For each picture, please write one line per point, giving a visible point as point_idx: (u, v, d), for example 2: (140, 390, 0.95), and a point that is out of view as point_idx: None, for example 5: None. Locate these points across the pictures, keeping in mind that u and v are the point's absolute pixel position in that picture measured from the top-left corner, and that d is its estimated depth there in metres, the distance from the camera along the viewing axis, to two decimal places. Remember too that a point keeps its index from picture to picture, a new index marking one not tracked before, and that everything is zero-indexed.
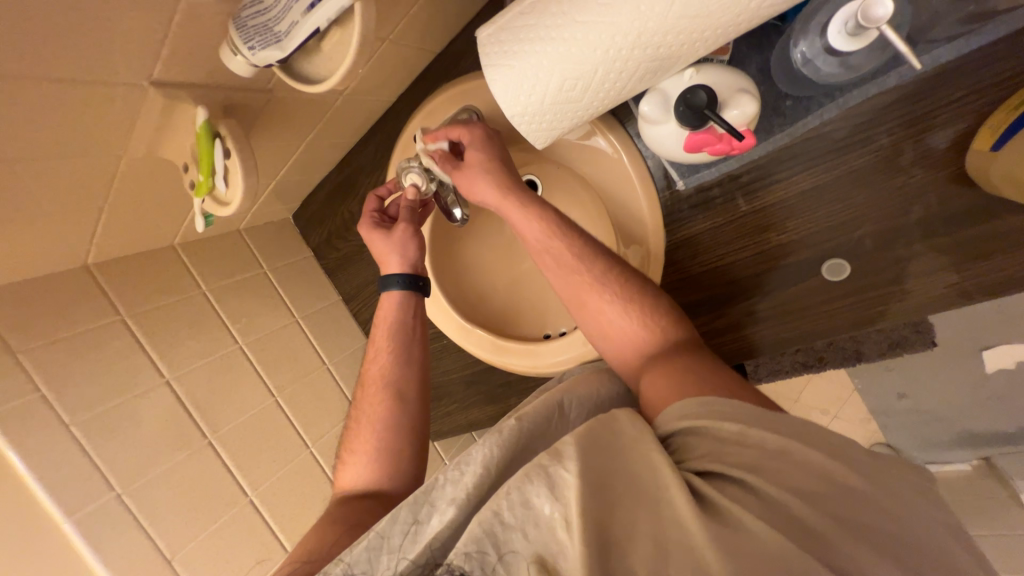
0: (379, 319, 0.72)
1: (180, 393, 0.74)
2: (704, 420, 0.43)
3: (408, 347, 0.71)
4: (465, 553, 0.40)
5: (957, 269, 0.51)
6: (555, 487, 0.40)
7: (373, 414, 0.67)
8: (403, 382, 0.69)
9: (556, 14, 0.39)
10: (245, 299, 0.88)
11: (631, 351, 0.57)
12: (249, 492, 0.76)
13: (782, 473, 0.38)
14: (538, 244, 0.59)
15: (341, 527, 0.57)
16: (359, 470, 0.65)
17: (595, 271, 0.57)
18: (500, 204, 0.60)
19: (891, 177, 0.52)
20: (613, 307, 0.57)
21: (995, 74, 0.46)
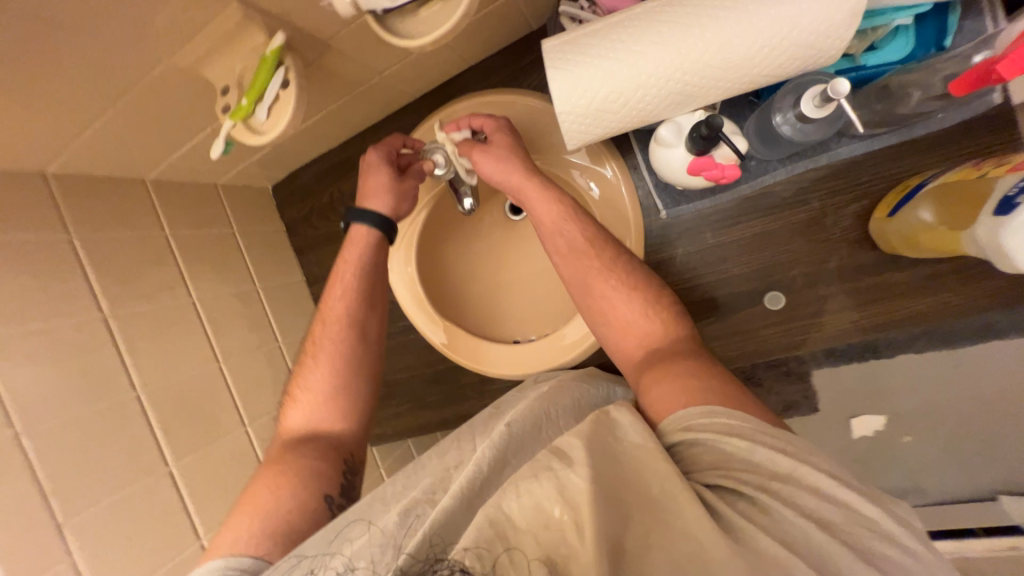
0: (346, 257, 0.71)
1: (118, 335, 0.65)
2: (710, 433, 0.50)
3: (371, 294, 0.71)
4: (474, 551, 0.44)
5: (859, 309, 0.67)
6: (567, 497, 0.46)
7: (331, 354, 0.67)
8: (368, 324, 0.70)
9: (616, 40, 0.50)
10: (209, 256, 0.82)
11: (627, 342, 0.66)
12: (172, 463, 0.66)
13: (790, 494, 0.45)
14: (553, 223, 0.66)
15: (303, 491, 0.58)
16: (311, 411, 0.65)
17: (603, 259, 0.66)
18: (522, 183, 0.66)
19: (817, 232, 0.68)
20: (614, 299, 0.66)
21: (892, 169, 0.63)
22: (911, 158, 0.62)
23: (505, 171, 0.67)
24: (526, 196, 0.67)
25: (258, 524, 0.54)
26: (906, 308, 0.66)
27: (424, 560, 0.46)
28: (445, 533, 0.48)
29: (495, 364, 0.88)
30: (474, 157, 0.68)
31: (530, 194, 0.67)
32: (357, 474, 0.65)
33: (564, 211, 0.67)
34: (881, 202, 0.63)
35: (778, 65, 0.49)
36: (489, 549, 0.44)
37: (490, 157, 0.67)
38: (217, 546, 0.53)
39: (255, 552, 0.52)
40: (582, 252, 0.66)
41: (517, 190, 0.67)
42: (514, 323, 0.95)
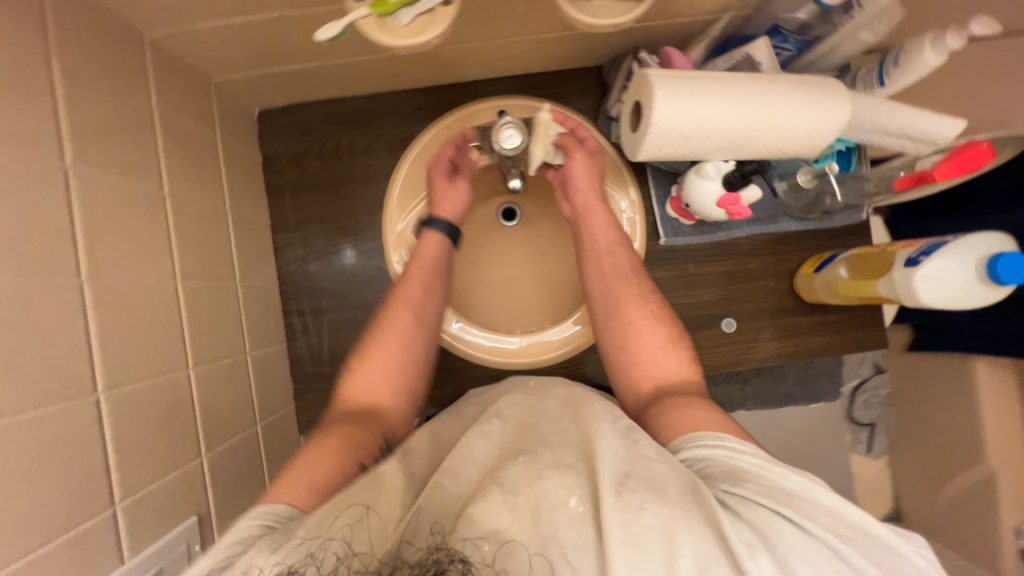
0: (427, 246, 0.80)
1: (74, 198, 0.47)
2: (728, 449, 0.53)
3: (440, 283, 0.79)
4: (477, 541, 0.44)
5: (780, 341, 0.91)
6: (590, 489, 0.48)
7: (400, 328, 0.74)
8: (431, 316, 0.77)
9: (705, 87, 0.65)
10: (189, 155, 0.66)
11: (643, 368, 0.73)
12: (101, 391, 0.47)
13: (810, 511, 0.45)
14: (607, 244, 0.80)
15: (345, 458, 0.58)
16: (372, 376, 0.71)
17: (640, 286, 0.77)
18: (592, 204, 0.81)
19: (761, 280, 0.91)
20: (638, 324, 0.75)
21: (810, 245, 0.91)
22: (821, 240, 0.90)
23: (587, 185, 0.80)
24: (591, 213, 0.81)
25: (315, 479, 0.54)
26: (809, 345, 0.91)
27: (425, 549, 0.45)
28: (449, 525, 0.47)
29: (487, 351, 0.88)
30: (575, 155, 0.80)
31: (595, 213, 0.81)
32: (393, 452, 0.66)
33: (614, 238, 0.80)
34: (806, 260, 0.90)
35: (793, 144, 0.70)
36: (487, 537, 0.45)
37: (585, 164, 0.80)
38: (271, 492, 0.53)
39: (292, 500, 0.51)
40: (618, 276, 0.78)
41: (584, 208, 0.81)
42: (501, 317, 0.96)
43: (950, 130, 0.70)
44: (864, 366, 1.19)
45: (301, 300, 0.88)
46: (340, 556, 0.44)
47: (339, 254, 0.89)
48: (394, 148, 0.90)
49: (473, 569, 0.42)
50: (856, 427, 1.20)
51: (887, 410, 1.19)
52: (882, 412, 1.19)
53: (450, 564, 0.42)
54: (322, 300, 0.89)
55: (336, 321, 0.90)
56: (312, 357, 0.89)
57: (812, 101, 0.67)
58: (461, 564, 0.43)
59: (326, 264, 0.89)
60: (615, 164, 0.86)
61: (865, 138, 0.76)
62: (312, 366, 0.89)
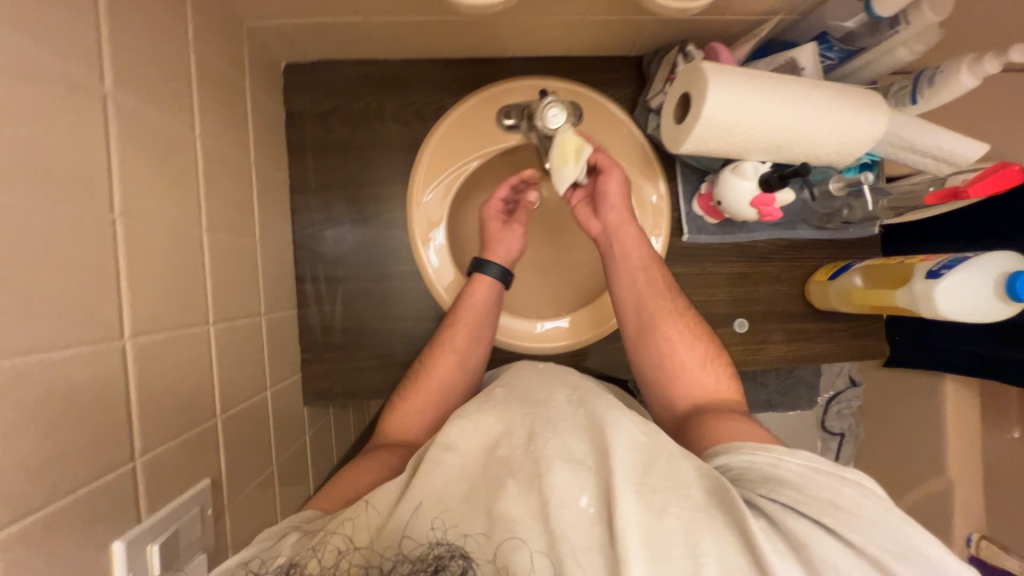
0: (470, 293, 0.81)
1: (110, 126, 0.43)
2: (762, 458, 0.52)
3: (484, 327, 0.81)
4: (473, 537, 0.46)
5: (787, 345, 0.94)
6: (604, 487, 0.46)
7: (444, 371, 0.78)
8: (473, 359, 0.81)
9: (758, 84, 0.66)
10: (220, 100, 0.62)
11: (683, 385, 0.74)
12: (127, 336, 0.44)
13: (854, 525, 0.43)
14: (639, 263, 0.80)
15: (381, 475, 0.65)
16: (416, 415, 0.76)
17: (674, 305, 0.78)
18: (624, 223, 0.80)
19: (775, 284, 0.93)
20: (676, 341, 0.76)
21: (824, 254, 0.93)
22: (835, 250, 0.93)
23: (619, 203, 0.80)
24: (622, 232, 0.80)
25: (348, 490, 0.62)
26: (813, 350, 0.94)
27: (425, 545, 0.47)
28: (448, 519, 0.48)
29: (504, 333, 0.88)
30: (609, 169, 0.79)
31: (626, 231, 0.80)
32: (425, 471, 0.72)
33: (647, 256, 0.80)
34: (819, 268, 0.93)
35: (830, 152, 0.71)
36: (487, 534, 0.46)
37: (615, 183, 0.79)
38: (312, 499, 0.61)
39: (323, 506, 0.59)
40: (655, 293, 0.78)
41: (615, 225, 0.80)
42: (518, 301, 0.95)
43: (975, 151, 0.72)
44: (840, 379, 1.27)
45: (317, 266, 0.86)
46: (342, 551, 0.48)
47: (359, 223, 0.87)
48: (426, 118, 0.87)
49: (473, 566, 0.44)
50: (827, 436, 1.28)
51: (856, 422, 1.28)
52: (852, 423, 1.27)
53: (451, 558, 0.43)
54: (337, 268, 0.86)
55: (350, 291, 0.87)
56: (322, 325, 0.86)
57: (856, 110, 0.69)
58: (462, 559, 0.43)
59: (344, 231, 0.86)
60: (648, 157, 0.86)
61: (892, 154, 0.78)
62: (322, 335, 0.86)
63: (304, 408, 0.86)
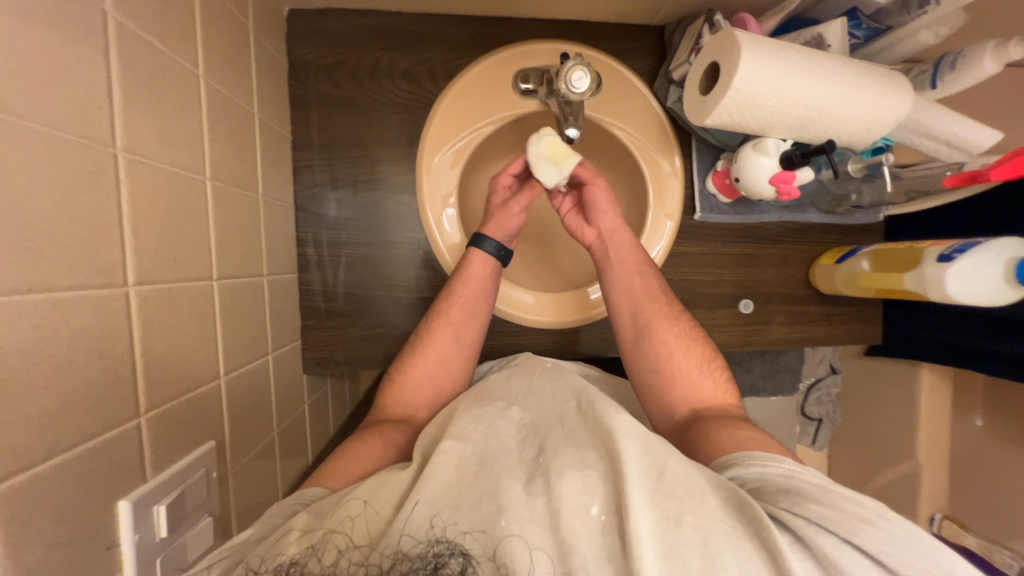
0: (468, 270, 0.79)
1: (113, 52, 0.39)
2: (783, 473, 0.51)
3: (480, 303, 0.79)
4: (473, 534, 0.45)
5: (788, 327, 0.95)
6: (614, 495, 0.46)
7: (441, 348, 0.77)
8: (469, 334, 0.79)
9: (790, 58, 0.64)
10: (223, 41, 0.57)
11: (679, 392, 0.72)
12: (131, 284, 0.41)
13: (879, 544, 0.44)
14: (634, 265, 0.80)
15: (382, 458, 0.63)
16: (412, 399, 0.74)
17: (670, 309, 0.78)
18: (616, 228, 0.82)
19: (781, 266, 0.94)
20: (671, 346, 0.75)
21: (831, 238, 0.94)
22: (841, 235, 0.94)
23: (608, 210, 0.82)
24: (615, 236, 0.81)
25: (355, 467, 0.60)
26: (813, 333, 0.96)
27: (425, 542, 0.44)
28: (449, 515, 0.46)
29: (510, 307, 0.86)
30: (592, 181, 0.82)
31: (619, 236, 0.81)
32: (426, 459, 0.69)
33: (641, 259, 0.81)
34: (825, 252, 0.93)
35: (852, 131, 0.71)
36: (489, 530, 0.44)
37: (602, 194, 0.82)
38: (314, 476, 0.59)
39: (328, 484, 0.57)
40: (650, 297, 0.78)
41: (607, 230, 0.82)
42: (525, 274, 0.93)
43: (988, 140, 0.73)
44: (822, 366, 1.27)
45: (319, 229, 0.82)
46: (342, 549, 0.45)
47: (364, 186, 0.83)
48: (438, 77, 0.83)
49: (473, 564, 0.42)
50: (805, 420, 1.29)
51: (834, 407, 1.28)
52: (830, 409, 1.28)
53: (450, 558, 0.42)
54: (341, 233, 0.83)
55: (354, 257, 0.83)
56: (324, 292, 0.83)
57: (879, 92, 0.68)
58: (461, 557, 0.43)
59: (349, 194, 0.82)
60: (665, 131, 0.84)
61: (908, 138, 0.78)
62: (323, 302, 0.83)
63: (303, 375, 0.83)
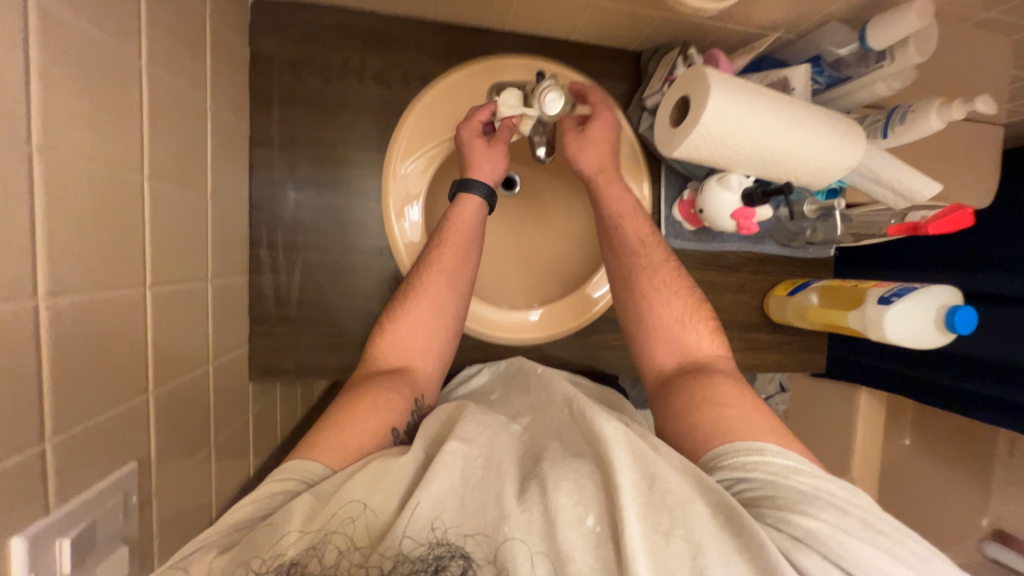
0: (456, 219, 0.74)
1: (31, 39, 0.35)
2: (766, 480, 0.49)
3: (468, 258, 0.74)
4: (473, 536, 0.42)
5: (743, 352, 0.99)
6: (608, 505, 0.44)
7: (427, 307, 0.72)
8: (459, 287, 0.73)
9: (750, 92, 0.66)
10: (173, 28, 0.53)
11: (661, 345, 0.72)
12: (43, 295, 0.37)
13: (866, 557, 0.42)
14: (621, 217, 0.77)
15: (381, 423, 0.59)
16: (400, 357, 0.69)
17: (657, 263, 0.75)
18: (602, 177, 0.77)
19: (739, 294, 0.97)
20: (652, 299, 0.74)
21: (785, 270, 0.98)
22: (795, 267, 0.98)
23: (593, 159, 0.77)
24: (601, 185, 0.78)
25: (345, 436, 0.56)
26: (764, 359, 0.99)
27: (425, 545, 0.42)
28: (450, 517, 0.44)
29: (477, 322, 0.84)
30: (569, 139, 0.77)
31: (604, 185, 0.77)
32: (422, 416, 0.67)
33: (629, 208, 0.77)
34: (778, 283, 0.97)
35: (809, 174, 0.74)
36: (489, 532, 0.42)
37: (587, 140, 0.77)
38: (301, 447, 0.54)
39: (325, 462, 0.53)
40: (631, 251, 0.76)
41: (593, 177, 0.78)
42: (492, 289, 0.92)
43: (928, 190, 0.77)
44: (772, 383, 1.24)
45: (276, 231, 0.78)
46: (343, 549, 0.42)
47: (326, 185, 0.79)
48: (411, 82, 0.81)
49: (474, 567, 0.41)
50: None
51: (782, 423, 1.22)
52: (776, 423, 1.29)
53: (450, 561, 0.41)
54: (299, 236, 0.79)
55: (310, 261, 0.80)
56: (277, 296, 0.79)
57: (836, 137, 0.71)
58: (462, 559, 0.41)
59: (309, 196, 0.79)
60: (636, 156, 0.85)
61: (860, 182, 0.82)
62: (276, 306, 0.79)
63: (249, 383, 0.79)
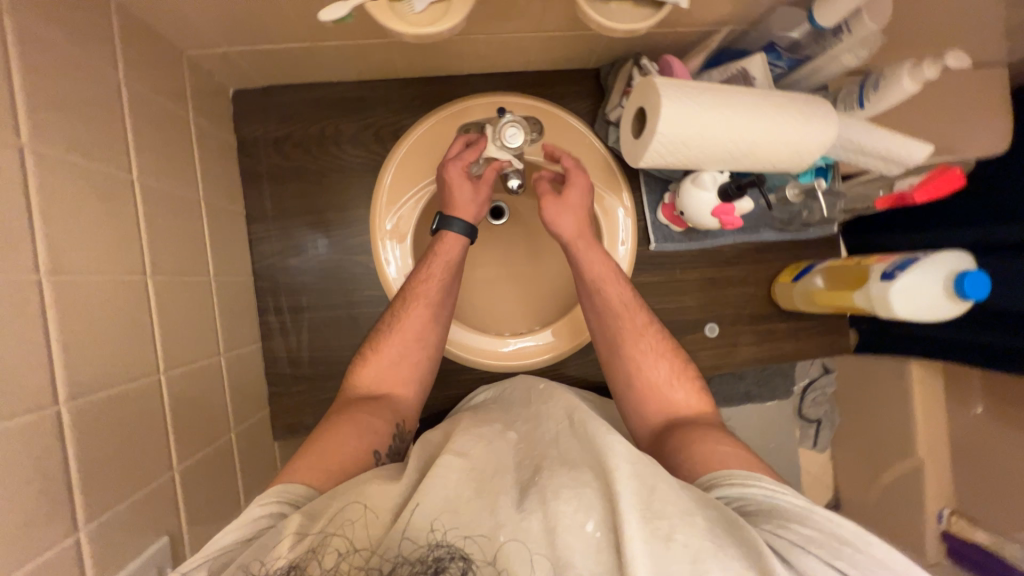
0: (437, 251, 0.76)
1: (31, 181, 0.41)
2: (766, 491, 0.50)
3: (446, 294, 0.76)
4: (472, 537, 0.43)
5: (757, 345, 0.96)
6: (609, 510, 0.43)
7: (404, 339, 0.73)
8: (439, 319, 0.76)
9: (710, 97, 0.67)
10: (160, 139, 0.59)
11: (650, 407, 0.71)
12: (64, 401, 0.42)
13: (863, 564, 0.43)
14: (604, 280, 0.76)
15: (358, 445, 0.60)
16: (380, 378, 0.72)
17: (640, 324, 0.75)
18: (579, 243, 0.77)
19: (742, 287, 0.95)
20: (637, 362, 0.73)
21: (787, 256, 0.95)
22: (797, 251, 0.95)
23: (567, 226, 0.77)
24: (577, 249, 0.77)
25: (322, 463, 0.56)
26: (781, 350, 0.96)
27: (424, 547, 0.42)
28: (449, 519, 0.44)
29: (480, 355, 0.86)
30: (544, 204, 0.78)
31: (581, 249, 0.77)
32: (404, 442, 0.68)
33: (609, 270, 0.77)
34: (780, 270, 0.95)
35: (785, 159, 0.73)
36: (488, 535, 0.43)
37: (561, 206, 0.77)
38: (286, 473, 0.55)
39: (309, 484, 0.53)
40: (615, 313, 0.76)
41: (569, 242, 0.78)
42: (492, 319, 0.94)
43: (919, 153, 0.74)
44: (814, 366, 1.25)
45: (280, 296, 0.83)
46: (342, 552, 0.42)
47: (321, 247, 0.84)
48: (385, 138, 0.85)
49: (474, 568, 0.41)
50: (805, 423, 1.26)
51: (832, 408, 1.26)
52: (828, 408, 1.25)
53: (450, 561, 0.41)
54: (302, 297, 0.84)
55: (316, 319, 0.85)
56: (289, 357, 0.84)
57: (808, 118, 0.70)
58: (461, 561, 0.41)
59: (306, 259, 0.84)
60: (610, 168, 0.86)
61: (843, 155, 0.79)
62: (289, 366, 0.84)
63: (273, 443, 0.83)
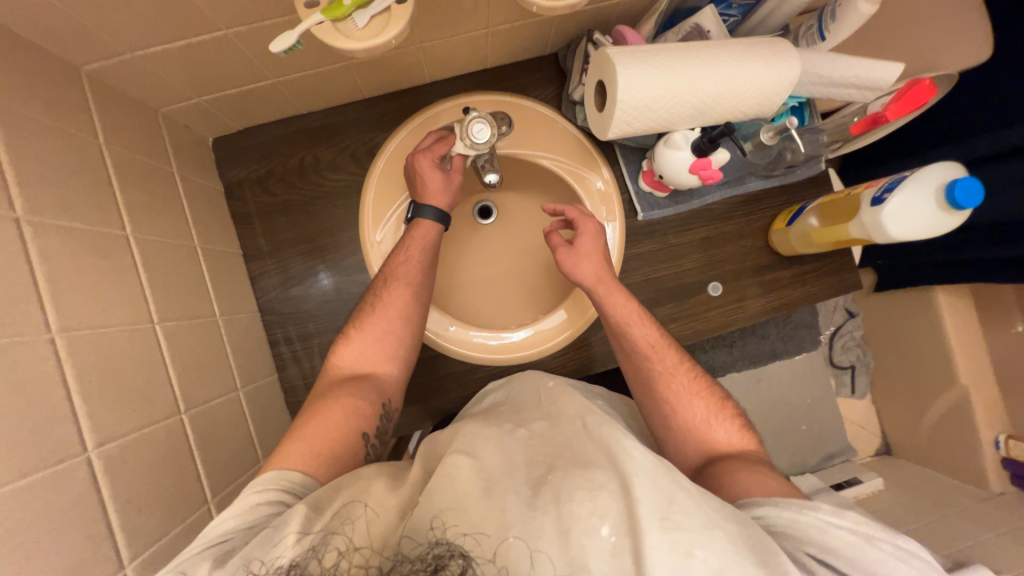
0: (412, 239, 0.78)
1: (30, 249, 0.44)
2: (818, 521, 0.49)
3: (422, 278, 0.77)
4: (472, 536, 0.44)
5: (765, 297, 0.94)
6: (626, 516, 0.43)
7: (383, 325, 0.74)
8: (416, 302, 0.76)
9: (659, 52, 0.67)
10: (149, 196, 0.63)
11: (690, 445, 0.69)
12: (91, 448, 0.44)
13: None
14: (630, 321, 0.76)
15: (343, 428, 0.64)
16: (362, 361, 0.73)
17: (674, 362, 0.74)
18: (600, 287, 0.77)
19: (739, 241, 0.94)
20: (674, 401, 0.71)
21: (779, 202, 0.94)
22: (788, 195, 0.94)
23: (585, 273, 0.77)
24: (599, 293, 0.77)
25: (309, 445, 0.61)
26: (789, 298, 0.95)
27: (424, 543, 0.43)
28: (453, 516, 0.45)
29: (487, 351, 0.87)
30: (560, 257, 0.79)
31: (603, 293, 0.77)
32: (390, 419, 0.71)
33: (635, 311, 0.76)
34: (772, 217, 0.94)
35: (752, 104, 0.72)
36: (491, 533, 0.43)
37: (576, 255, 0.78)
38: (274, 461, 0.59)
39: (301, 469, 0.58)
40: (644, 355, 0.74)
41: (590, 287, 0.78)
42: (496, 315, 0.95)
43: (891, 73, 0.75)
44: (839, 312, 1.27)
45: (288, 327, 0.86)
46: (342, 550, 0.44)
47: (319, 275, 0.87)
48: (361, 158, 0.88)
49: (474, 565, 0.41)
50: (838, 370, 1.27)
51: (864, 351, 1.27)
52: (860, 353, 1.26)
53: (450, 557, 0.41)
54: (308, 325, 0.86)
55: (326, 343, 0.87)
56: (306, 384, 0.86)
57: (768, 58, 0.69)
58: (461, 559, 0.41)
59: (306, 288, 0.87)
60: (584, 147, 0.87)
61: (813, 92, 0.78)
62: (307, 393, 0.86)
63: None
